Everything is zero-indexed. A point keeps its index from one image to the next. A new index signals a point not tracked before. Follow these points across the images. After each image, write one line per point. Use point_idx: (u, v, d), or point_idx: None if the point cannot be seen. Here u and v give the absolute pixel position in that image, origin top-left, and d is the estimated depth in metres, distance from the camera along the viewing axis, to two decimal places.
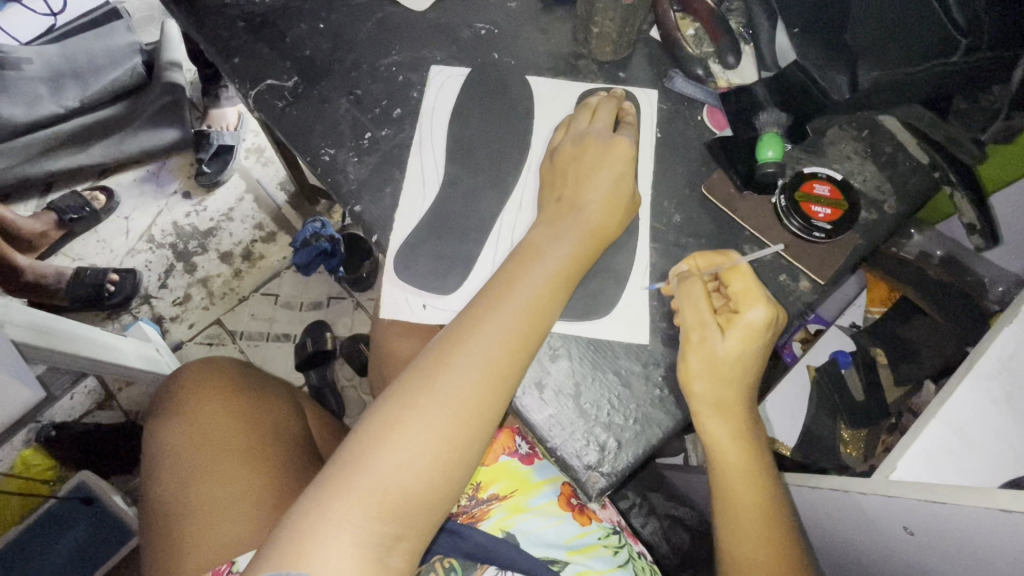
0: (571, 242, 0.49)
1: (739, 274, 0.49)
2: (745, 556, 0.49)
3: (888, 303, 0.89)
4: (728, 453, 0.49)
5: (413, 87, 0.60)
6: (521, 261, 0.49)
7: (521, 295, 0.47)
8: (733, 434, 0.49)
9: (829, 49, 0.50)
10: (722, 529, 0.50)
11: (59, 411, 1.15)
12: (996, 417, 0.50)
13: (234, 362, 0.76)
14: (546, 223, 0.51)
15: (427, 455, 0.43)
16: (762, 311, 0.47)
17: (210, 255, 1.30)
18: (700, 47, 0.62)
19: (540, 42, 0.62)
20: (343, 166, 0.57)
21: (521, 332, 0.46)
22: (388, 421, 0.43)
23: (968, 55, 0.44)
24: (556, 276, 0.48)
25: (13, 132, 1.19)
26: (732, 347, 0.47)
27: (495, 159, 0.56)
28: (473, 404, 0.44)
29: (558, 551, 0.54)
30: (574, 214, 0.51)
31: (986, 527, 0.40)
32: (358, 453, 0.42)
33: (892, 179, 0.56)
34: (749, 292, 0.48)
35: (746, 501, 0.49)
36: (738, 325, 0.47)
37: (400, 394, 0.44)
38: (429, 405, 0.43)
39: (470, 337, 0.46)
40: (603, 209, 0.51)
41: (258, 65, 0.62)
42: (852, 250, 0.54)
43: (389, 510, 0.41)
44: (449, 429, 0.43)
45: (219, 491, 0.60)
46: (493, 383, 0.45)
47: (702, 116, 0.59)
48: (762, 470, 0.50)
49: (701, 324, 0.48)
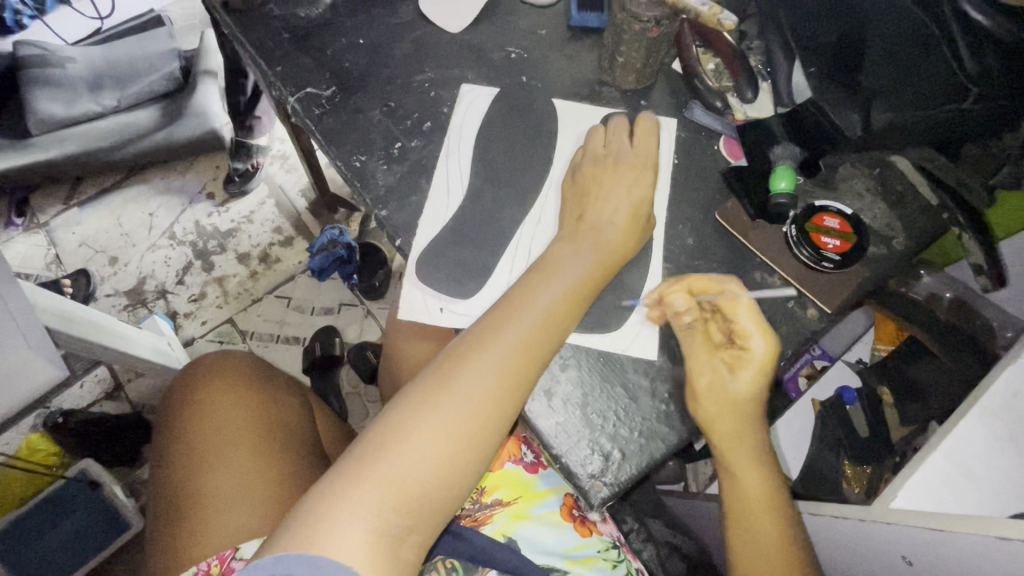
0: (590, 259, 0.52)
1: (740, 307, 0.49)
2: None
3: (895, 342, 0.92)
4: (744, 477, 0.50)
5: (444, 103, 0.63)
6: (541, 273, 0.51)
7: (538, 307, 0.49)
8: (751, 456, 0.50)
9: (844, 90, 0.55)
10: (737, 551, 0.51)
11: (69, 397, 1.21)
12: (1002, 455, 0.48)
13: (252, 358, 0.78)
14: (567, 240, 0.53)
15: (441, 454, 0.44)
16: (766, 344, 0.48)
17: (228, 255, 1.34)
18: (720, 82, 0.64)
19: (566, 67, 0.65)
20: (372, 173, 0.60)
21: (538, 340, 0.48)
22: (407, 417, 0.44)
23: (979, 101, 0.47)
24: (575, 290, 0.50)
25: (50, 127, 1.27)
26: (743, 387, 0.49)
27: (518, 174, 0.59)
28: (488, 408, 0.45)
29: (557, 560, 0.55)
30: (594, 231, 0.53)
31: (986, 558, 0.40)
32: (376, 445, 0.43)
33: (902, 217, 0.58)
34: (752, 327, 0.48)
35: (762, 520, 0.50)
36: (746, 364, 0.49)
37: (418, 393, 0.46)
38: (447, 404, 0.45)
39: (488, 344, 0.47)
40: (620, 228, 0.53)
41: (299, 73, 0.65)
42: (859, 282, 0.55)
43: (403, 502, 0.42)
44: (465, 430, 0.45)
45: (228, 479, 0.61)
46: (510, 387, 0.46)
47: (718, 146, 0.61)
48: (775, 493, 0.51)
49: (708, 369, 0.50)
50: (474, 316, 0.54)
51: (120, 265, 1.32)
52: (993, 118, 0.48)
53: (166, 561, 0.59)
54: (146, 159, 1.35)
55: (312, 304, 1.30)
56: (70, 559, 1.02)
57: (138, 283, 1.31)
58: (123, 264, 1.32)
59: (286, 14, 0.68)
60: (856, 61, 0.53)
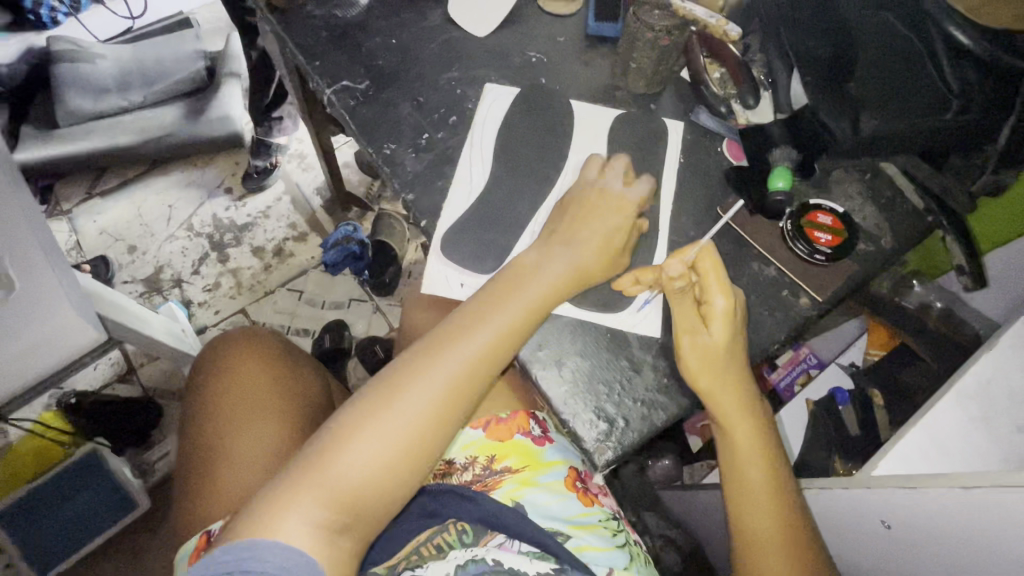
0: (555, 273, 0.55)
1: (704, 264, 0.53)
2: (754, 533, 0.51)
3: (886, 347, 0.97)
4: (732, 428, 0.53)
5: (469, 100, 0.68)
6: (505, 285, 0.55)
7: (492, 325, 0.52)
8: (737, 408, 0.53)
9: (837, 99, 0.60)
10: (729, 501, 0.53)
11: (82, 379, 1.25)
12: (973, 435, 0.53)
13: (271, 334, 0.81)
14: (537, 250, 0.57)
15: (385, 458, 0.47)
16: (725, 297, 0.52)
17: (243, 248, 1.39)
18: (724, 89, 0.69)
19: (583, 72, 0.71)
20: (401, 160, 0.65)
21: (492, 351, 0.52)
22: (363, 417, 0.48)
23: (963, 113, 0.53)
24: (535, 304, 0.54)
25: (78, 119, 1.36)
26: (720, 340, 0.52)
27: (535, 167, 0.64)
28: (434, 418, 0.49)
29: (561, 524, 0.59)
30: (564, 247, 0.57)
31: (949, 514, 0.45)
32: (333, 444, 0.46)
33: (889, 219, 0.63)
34: (711, 281, 0.52)
35: (752, 471, 0.52)
36: (716, 317, 0.52)
37: (375, 395, 0.49)
38: (400, 408, 0.48)
39: (440, 357, 0.50)
40: (599, 251, 0.57)
41: (336, 68, 0.70)
42: (847, 276, 0.59)
43: (349, 499, 0.45)
44: (415, 432, 0.48)
45: (221, 460, 0.64)
46: (456, 396, 0.50)
47: (722, 147, 0.66)
48: (768, 451, 0.53)
49: (688, 329, 0.53)
50: None
51: (138, 253, 1.37)
52: (970, 134, 0.54)
53: (187, 518, 0.62)
54: (167, 155, 1.41)
55: (322, 298, 1.35)
56: (77, 530, 1.06)
57: (154, 272, 1.35)
58: (141, 253, 1.37)
59: (325, 14, 0.74)
60: (847, 71, 0.59)
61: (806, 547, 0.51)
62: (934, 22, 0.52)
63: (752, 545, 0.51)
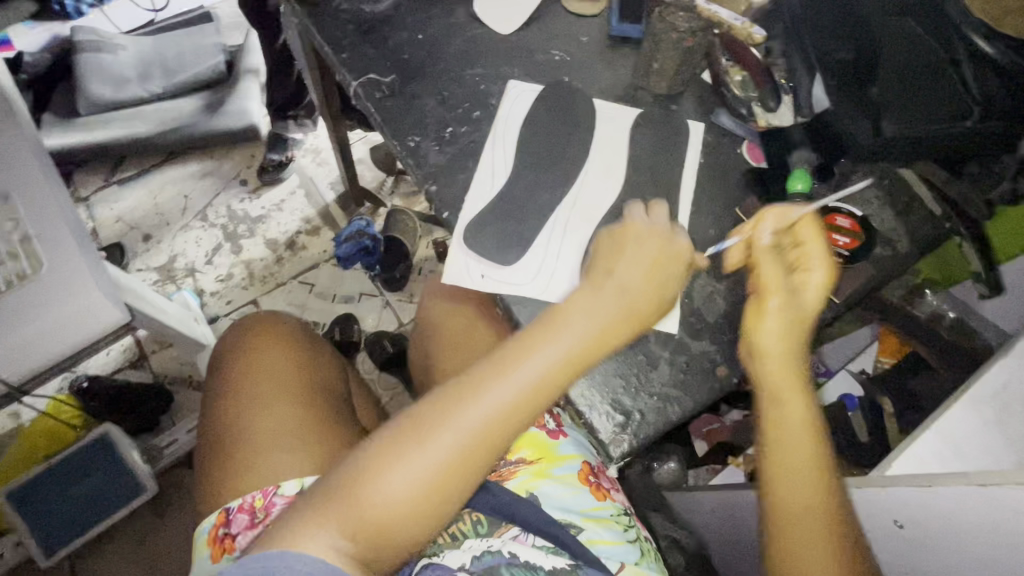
0: (608, 310, 0.49)
1: (808, 230, 0.56)
2: (795, 511, 0.48)
3: (898, 355, 0.97)
4: (782, 401, 0.51)
5: (492, 96, 0.69)
6: (555, 318, 0.49)
7: (539, 360, 0.47)
8: (790, 378, 0.51)
9: (861, 100, 0.64)
10: (769, 474, 0.50)
11: (95, 363, 1.27)
12: (988, 438, 0.53)
13: (293, 322, 0.82)
14: (591, 284, 0.51)
15: (411, 497, 0.44)
16: (829, 263, 0.55)
17: (257, 240, 1.40)
18: (745, 91, 0.68)
19: (605, 71, 0.72)
20: (425, 152, 0.66)
21: (533, 394, 0.46)
22: (391, 449, 0.45)
23: (983, 120, 0.62)
24: (585, 345, 0.48)
25: (100, 108, 1.38)
26: (807, 305, 0.54)
27: (556, 163, 0.65)
28: (466, 458, 0.45)
29: (575, 516, 0.60)
30: (621, 280, 0.51)
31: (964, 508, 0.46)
32: (357, 475, 0.45)
33: (908, 223, 0.61)
34: (815, 248, 0.55)
35: (799, 450, 0.49)
36: (813, 279, 0.54)
37: (407, 428, 0.45)
38: (431, 446, 0.45)
39: (478, 391, 0.46)
40: (653, 281, 0.51)
41: (363, 61, 0.71)
42: (865, 279, 0.59)
43: (371, 532, 0.43)
44: (445, 474, 0.45)
45: (245, 452, 0.64)
46: (492, 437, 0.46)
47: (741, 149, 0.67)
48: (816, 434, 0.50)
49: (780, 284, 0.53)
50: (513, 284, 0.59)
51: (154, 242, 1.38)
52: (995, 136, 0.62)
53: (209, 499, 0.64)
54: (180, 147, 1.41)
55: (333, 291, 1.36)
56: (80, 516, 1.07)
57: (168, 260, 1.37)
58: (157, 241, 1.39)
59: (353, 8, 0.75)
60: (871, 73, 0.65)
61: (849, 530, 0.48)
62: (955, 27, 0.66)
63: (791, 523, 0.48)
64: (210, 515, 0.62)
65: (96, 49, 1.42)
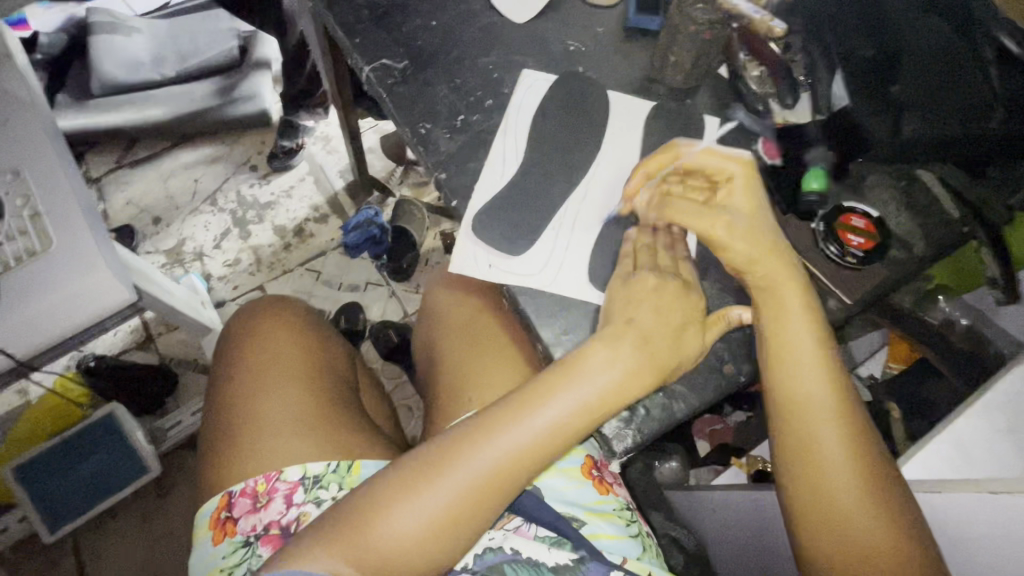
0: (622, 372, 0.51)
1: (701, 156, 0.58)
2: (828, 464, 0.51)
3: (908, 361, 0.96)
4: (791, 344, 0.53)
5: (506, 85, 0.69)
6: (565, 373, 0.51)
7: (548, 416, 0.51)
8: (797, 323, 0.53)
9: (878, 100, 0.61)
10: (792, 432, 0.53)
11: (102, 343, 1.28)
12: (999, 445, 0.53)
13: (304, 307, 0.81)
14: (606, 341, 0.52)
15: (416, 536, 0.48)
16: (740, 165, 0.58)
17: (265, 225, 1.40)
18: (763, 87, 0.67)
19: (620, 63, 0.71)
20: (436, 140, 0.65)
21: (537, 447, 0.51)
22: (403, 485, 0.49)
23: (1005, 122, 0.57)
24: (592, 403, 0.51)
25: (112, 90, 1.38)
26: (745, 211, 0.57)
27: (568, 154, 0.64)
28: (469, 504, 0.49)
29: (578, 510, 0.62)
30: (634, 335, 0.53)
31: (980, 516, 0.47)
32: (369, 508, 0.48)
33: (924, 226, 0.61)
34: (718, 161, 0.58)
35: (819, 402, 0.52)
36: (738, 187, 0.58)
37: (421, 465, 0.50)
38: (442, 483, 0.49)
39: (489, 438, 0.50)
40: (667, 336, 0.53)
41: (375, 46, 0.71)
42: (879, 281, 0.58)
43: (379, 560, 0.47)
44: (453, 511, 0.48)
45: (244, 448, 0.63)
46: (498, 480, 0.50)
47: (756, 146, 0.66)
48: (835, 383, 0.53)
49: (712, 219, 0.55)
50: (518, 275, 0.58)
51: (163, 224, 1.39)
52: (1001, 145, 0.58)
53: (210, 483, 0.65)
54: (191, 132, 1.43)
55: (340, 279, 1.36)
56: (87, 494, 1.09)
57: (177, 243, 1.37)
58: (166, 224, 1.39)
59: None
60: (891, 74, 0.60)
61: (883, 468, 0.51)
62: (980, 24, 0.58)
63: (825, 477, 0.51)
64: (211, 499, 0.63)
65: (110, 31, 1.41)
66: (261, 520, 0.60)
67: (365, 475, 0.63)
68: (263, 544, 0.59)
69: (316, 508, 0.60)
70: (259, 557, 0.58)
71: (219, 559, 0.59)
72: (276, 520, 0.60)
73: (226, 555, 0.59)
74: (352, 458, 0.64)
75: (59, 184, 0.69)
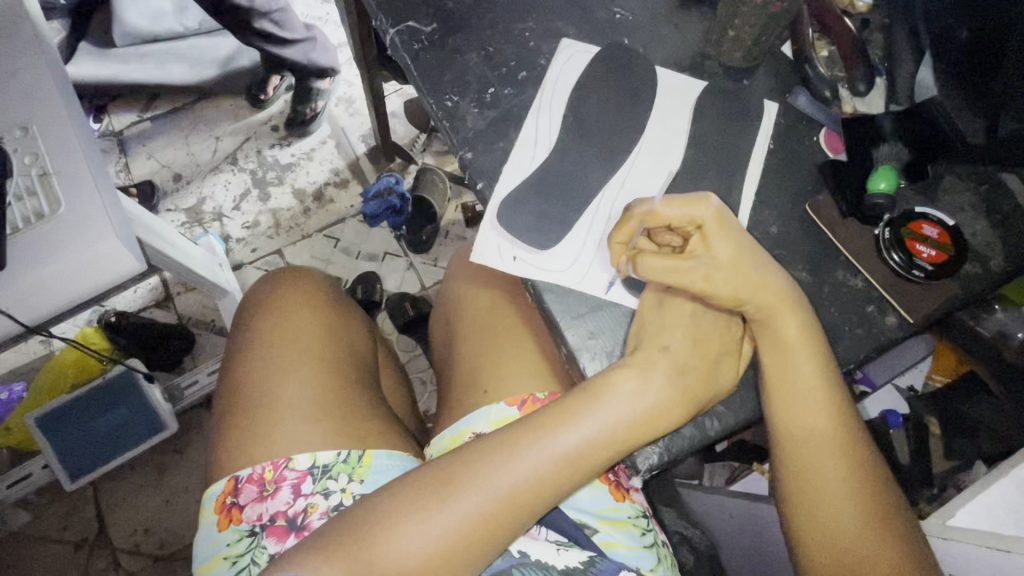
0: (651, 401, 0.48)
1: (662, 210, 0.50)
2: (841, 514, 0.48)
3: (954, 374, 0.90)
4: (802, 388, 0.49)
5: (543, 55, 0.62)
6: (585, 399, 0.49)
7: (567, 440, 0.48)
8: (818, 364, 0.49)
9: (973, 94, 0.53)
10: (799, 479, 0.50)
11: (122, 300, 1.28)
12: None
13: (326, 284, 0.78)
14: (633, 367, 0.49)
15: (420, 559, 0.45)
16: (709, 208, 0.50)
17: (285, 188, 1.37)
18: (832, 70, 0.61)
19: (673, 36, 0.63)
20: (463, 114, 0.59)
21: (554, 472, 0.48)
22: (410, 503, 0.46)
23: None
24: (614, 431, 0.48)
25: (134, 40, 1.39)
26: (727, 259, 0.50)
27: (608, 137, 0.58)
28: (478, 528, 0.46)
29: (590, 518, 0.59)
30: (662, 363, 0.49)
31: None
32: (375, 524, 0.46)
33: (1005, 239, 0.54)
34: (686, 210, 0.50)
35: (834, 447, 0.49)
36: (712, 235, 0.50)
37: (432, 483, 0.47)
38: (453, 504, 0.46)
39: (505, 460, 0.47)
40: (699, 367, 0.50)
41: (401, 4, 0.64)
42: (950, 296, 0.52)
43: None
44: (463, 534, 0.46)
45: (251, 436, 0.61)
46: (511, 504, 0.47)
47: (819, 137, 0.59)
48: (849, 428, 0.50)
49: (686, 273, 0.49)
50: (548, 270, 0.53)
51: (183, 182, 1.36)
52: None
53: (215, 466, 0.63)
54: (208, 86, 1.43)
55: (358, 248, 1.32)
56: (107, 449, 1.09)
57: (196, 202, 1.35)
58: (186, 182, 1.36)
59: None
60: (989, 71, 0.51)
61: (896, 517, 0.48)
62: None
63: (837, 528, 0.48)
64: (218, 482, 0.61)
65: None
66: (268, 509, 0.58)
67: (376, 466, 0.61)
68: (268, 535, 0.57)
69: (324, 500, 0.58)
70: (266, 550, 0.56)
71: (223, 546, 0.57)
72: (282, 511, 0.57)
73: (230, 542, 0.57)
74: (364, 449, 0.61)
75: (68, 138, 0.66)
